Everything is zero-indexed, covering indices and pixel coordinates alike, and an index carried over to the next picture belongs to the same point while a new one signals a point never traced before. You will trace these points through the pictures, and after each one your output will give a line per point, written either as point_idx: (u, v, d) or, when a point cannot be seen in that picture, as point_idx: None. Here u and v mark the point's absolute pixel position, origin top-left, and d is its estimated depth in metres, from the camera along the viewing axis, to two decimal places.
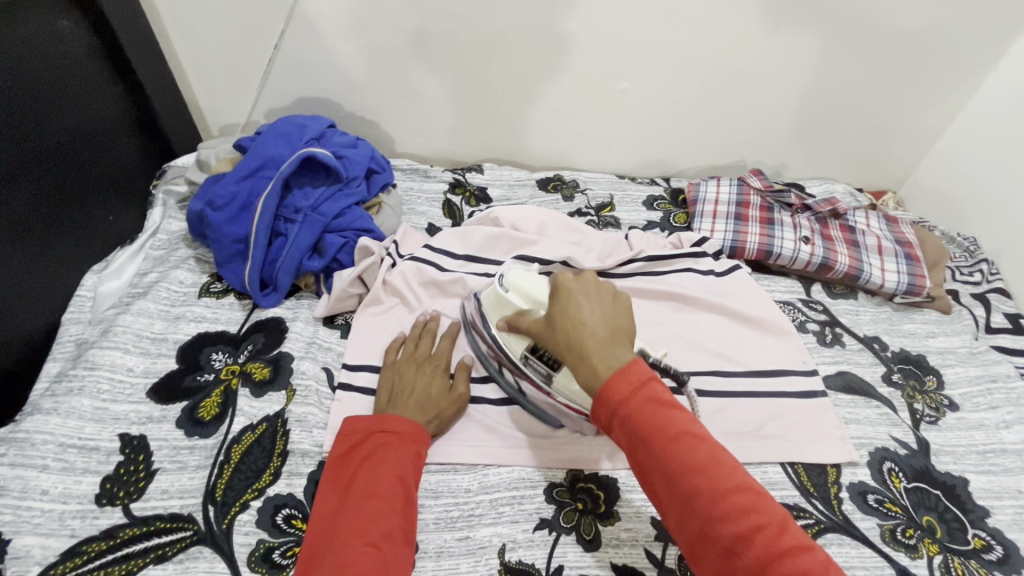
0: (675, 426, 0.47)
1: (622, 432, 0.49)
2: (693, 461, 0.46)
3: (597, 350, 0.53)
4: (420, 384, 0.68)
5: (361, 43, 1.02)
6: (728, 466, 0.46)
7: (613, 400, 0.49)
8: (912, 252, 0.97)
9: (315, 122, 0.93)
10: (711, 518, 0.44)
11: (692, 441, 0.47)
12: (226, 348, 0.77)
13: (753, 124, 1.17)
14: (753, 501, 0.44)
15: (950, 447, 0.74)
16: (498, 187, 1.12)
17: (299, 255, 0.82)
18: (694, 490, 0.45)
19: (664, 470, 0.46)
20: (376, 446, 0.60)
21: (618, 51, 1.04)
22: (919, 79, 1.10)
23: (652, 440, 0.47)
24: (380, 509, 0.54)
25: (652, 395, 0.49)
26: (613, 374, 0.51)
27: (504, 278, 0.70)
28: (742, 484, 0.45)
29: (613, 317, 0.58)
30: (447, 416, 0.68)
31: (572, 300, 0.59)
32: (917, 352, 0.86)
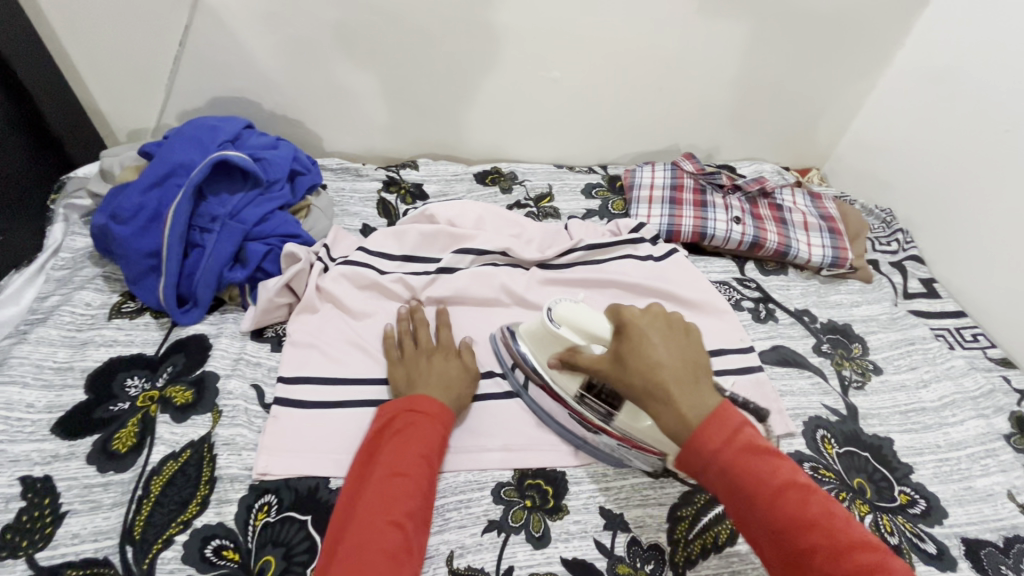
0: (779, 477, 0.48)
1: (721, 481, 0.49)
2: (810, 514, 0.47)
3: (683, 401, 0.51)
4: (437, 364, 0.69)
5: (276, 37, 0.97)
6: (841, 521, 0.47)
7: (713, 451, 0.49)
8: (835, 226, 1.01)
9: (228, 123, 0.87)
10: (829, 573, 0.45)
11: (801, 493, 0.48)
12: (143, 372, 0.71)
13: (684, 108, 1.19)
14: (874, 558, 0.45)
15: (876, 410, 0.78)
16: (434, 183, 1.09)
17: (218, 267, 0.77)
18: (812, 548, 0.46)
19: (776, 523, 0.47)
20: (404, 424, 0.60)
21: (547, 39, 1.03)
22: (835, 59, 1.15)
23: (757, 496, 0.47)
24: (407, 490, 0.55)
25: (748, 442, 0.49)
26: (706, 423, 0.49)
27: (553, 311, 0.62)
28: (859, 540, 0.46)
29: (685, 353, 0.54)
30: (468, 395, 0.68)
31: (647, 340, 0.54)
32: (844, 321, 0.90)
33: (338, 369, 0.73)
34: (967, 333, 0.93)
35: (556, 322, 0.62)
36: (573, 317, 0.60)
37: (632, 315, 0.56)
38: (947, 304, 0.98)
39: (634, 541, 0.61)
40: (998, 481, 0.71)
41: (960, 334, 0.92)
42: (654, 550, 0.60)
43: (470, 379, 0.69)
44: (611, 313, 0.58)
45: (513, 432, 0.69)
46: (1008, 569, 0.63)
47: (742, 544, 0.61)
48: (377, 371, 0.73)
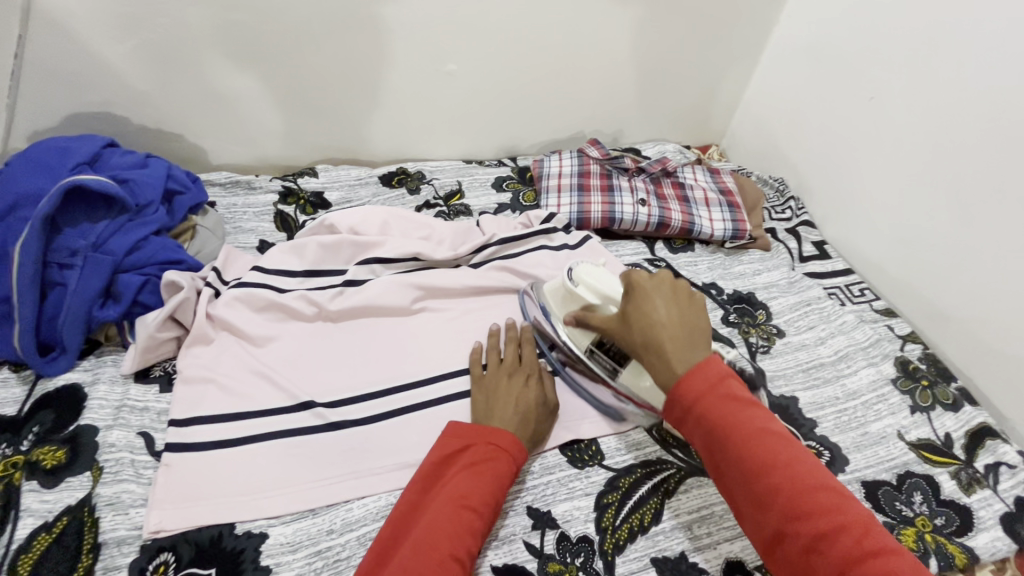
0: (754, 425, 0.49)
1: (699, 426, 0.50)
2: (783, 459, 0.47)
3: (676, 357, 0.53)
4: (523, 395, 0.66)
5: (135, 43, 0.87)
6: (815, 468, 0.48)
7: (692, 395, 0.51)
8: (734, 199, 1.06)
9: (83, 143, 0.78)
10: (790, 517, 0.46)
11: (776, 438, 0.49)
12: (3, 437, 0.62)
13: (586, 95, 1.20)
14: (836, 500, 0.46)
15: (781, 371, 0.82)
16: (336, 190, 1.04)
17: (85, 306, 0.68)
18: (777, 490, 0.47)
19: (745, 466, 0.48)
20: (485, 455, 0.59)
21: (439, 31, 0.99)
22: (720, 39, 1.20)
23: (731, 442, 0.48)
24: (471, 526, 0.54)
25: (729, 392, 0.51)
26: (689, 372, 0.52)
27: (573, 272, 0.69)
28: (823, 483, 0.47)
29: (691, 319, 0.57)
30: (543, 430, 0.67)
31: (648, 299, 0.58)
32: (748, 290, 0.95)
33: (238, 402, 0.67)
34: (856, 288, 1.00)
35: (574, 281, 0.68)
36: (589, 278, 0.67)
37: (638, 276, 0.60)
38: (837, 263, 1.05)
39: (564, 536, 0.60)
40: (889, 423, 0.77)
41: (850, 290, 0.99)
42: (583, 543, 0.60)
43: (546, 414, 0.67)
44: (624, 275, 0.64)
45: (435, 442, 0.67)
46: (902, 504, 0.68)
47: (666, 521, 0.62)
48: (281, 398, 0.68)
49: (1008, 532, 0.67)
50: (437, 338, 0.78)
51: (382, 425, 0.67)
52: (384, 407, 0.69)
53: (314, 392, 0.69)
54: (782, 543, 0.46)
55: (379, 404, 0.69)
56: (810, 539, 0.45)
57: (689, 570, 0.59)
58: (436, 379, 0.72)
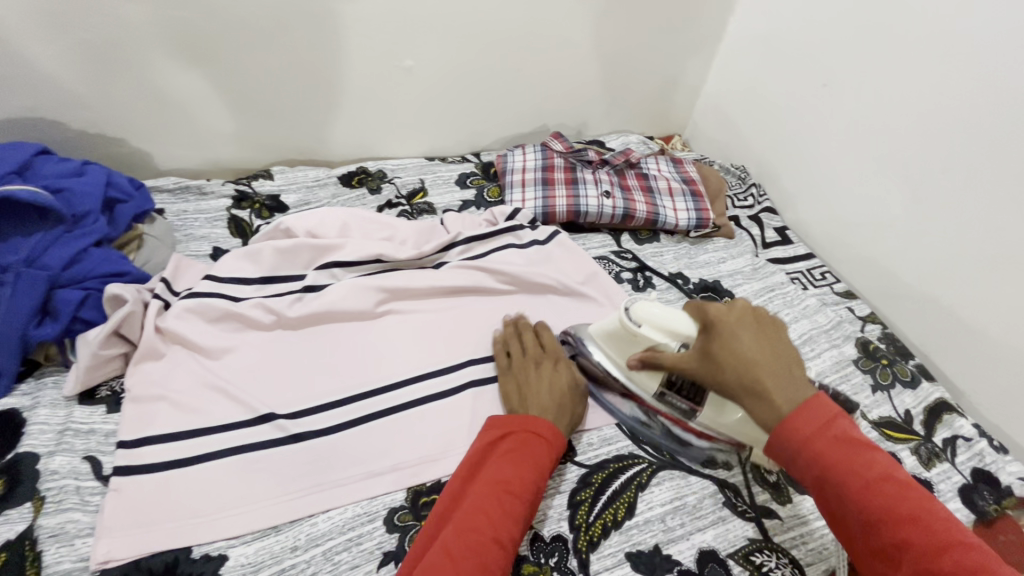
0: (874, 472, 0.49)
1: (807, 471, 0.50)
2: (900, 508, 0.48)
3: (783, 395, 0.51)
4: (555, 379, 0.67)
5: (66, 43, 0.81)
6: (939, 517, 0.48)
7: (798, 437, 0.50)
8: (697, 189, 1.07)
9: (11, 151, 0.73)
10: (924, 569, 0.46)
11: (891, 485, 0.49)
12: None
13: (547, 88, 1.18)
14: (971, 555, 0.46)
15: None
16: (293, 192, 1.00)
17: (18, 326, 0.64)
18: (905, 542, 0.47)
19: (867, 515, 0.48)
20: (520, 441, 0.58)
21: (394, 26, 0.96)
22: (678, 28, 1.20)
23: (851, 492, 0.48)
24: (512, 511, 0.53)
25: (843, 434, 0.50)
26: (797, 414, 0.50)
27: (630, 308, 0.62)
28: (954, 537, 0.46)
29: (772, 346, 0.55)
30: (580, 409, 0.68)
31: (733, 335, 0.55)
32: (713, 279, 0.95)
33: (192, 419, 0.64)
34: (817, 272, 1.02)
35: (636, 320, 0.62)
36: (649, 317, 0.60)
37: (717, 312, 0.57)
38: (799, 248, 1.07)
39: (538, 537, 0.59)
40: (852, 403, 0.79)
41: (811, 274, 1.01)
42: (557, 543, 0.59)
43: (580, 395, 0.68)
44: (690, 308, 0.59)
45: (403, 448, 0.65)
46: None
47: (640, 515, 0.62)
48: (238, 412, 0.65)
49: (966, 503, 0.69)
50: (402, 341, 0.76)
51: (347, 434, 0.65)
52: (348, 415, 0.67)
53: (273, 404, 0.66)
54: None
55: (343, 412, 0.67)
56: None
57: (664, 562, 0.59)
58: (402, 384, 0.71)
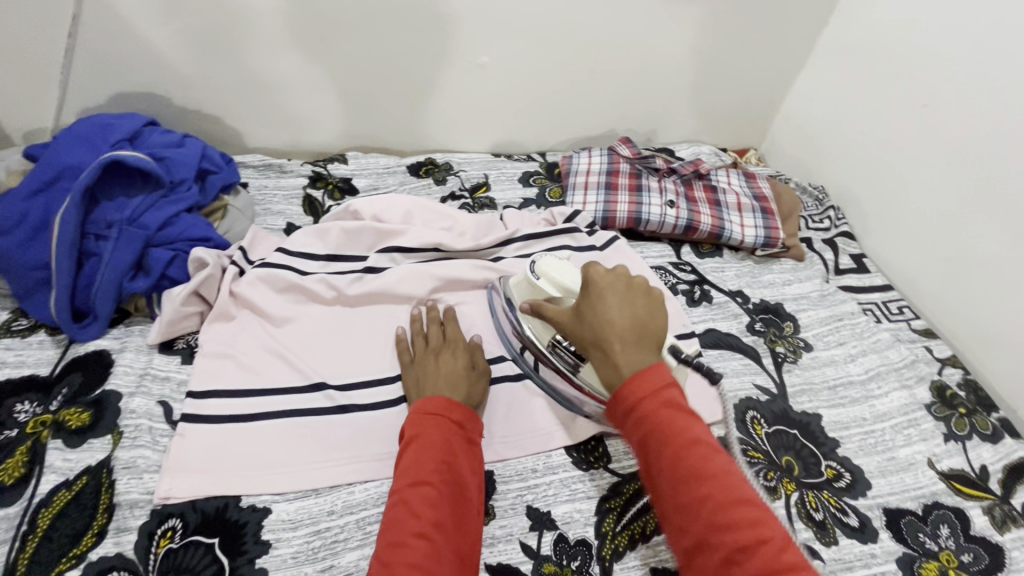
0: (689, 434, 0.50)
1: (637, 429, 0.53)
2: (709, 468, 0.48)
3: (624, 359, 0.55)
4: (455, 364, 0.67)
5: (178, 26, 0.89)
6: (739, 481, 0.48)
7: (638, 394, 0.53)
8: (768, 206, 1.02)
9: (125, 121, 0.81)
10: (715, 524, 0.46)
11: (706, 448, 0.50)
12: (35, 396, 0.65)
13: (622, 92, 1.16)
14: (759, 514, 0.46)
15: (807, 387, 0.79)
16: (364, 177, 1.05)
17: (118, 277, 0.71)
18: (703, 498, 0.47)
19: (675, 470, 0.49)
20: (422, 428, 0.58)
21: (476, 24, 0.98)
22: (767, 38, 1.14)
23: (665, 446, 0.50)
24: (426, 499, 0.52)
25: (671, 400, 0.53)
26: (637, 374, 0.54)
27: (535, 265, 0.70)
28: (747, 497, 0.47)
29: (636, 313, 0.58)
30: (480, 390, 0.67)
31: (602, 298, 0.59)
32: (776, 301, 0.91)
33: (252, 379, 0.68)
34: (893, 306, 0.95)
35: (536, 273, 0.70)
36: (551, 272, 0.68)
37: (598, 275, 0.60)
38: (875, 278, 1.00)
39: (562, 538, 0.59)
40: (919, 450, 0.73)
41: (887, 307, 0.94)
42: (580, 546, 0.59)
43: (478, 377, 0.68)
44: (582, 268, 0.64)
45: None
46: (926, 536, 0.65)
47: None
48: (295, 378, 0.69)
49: None
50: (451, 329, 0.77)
51: (390, 411, 0.68)
52: (393, 394, 0.69)
53: (325, 374, 0.70)
54: (704, 554, 0.46)
55: (388, 391, 0.70)
56: (730, 545, 0.44)
57: None
58: None
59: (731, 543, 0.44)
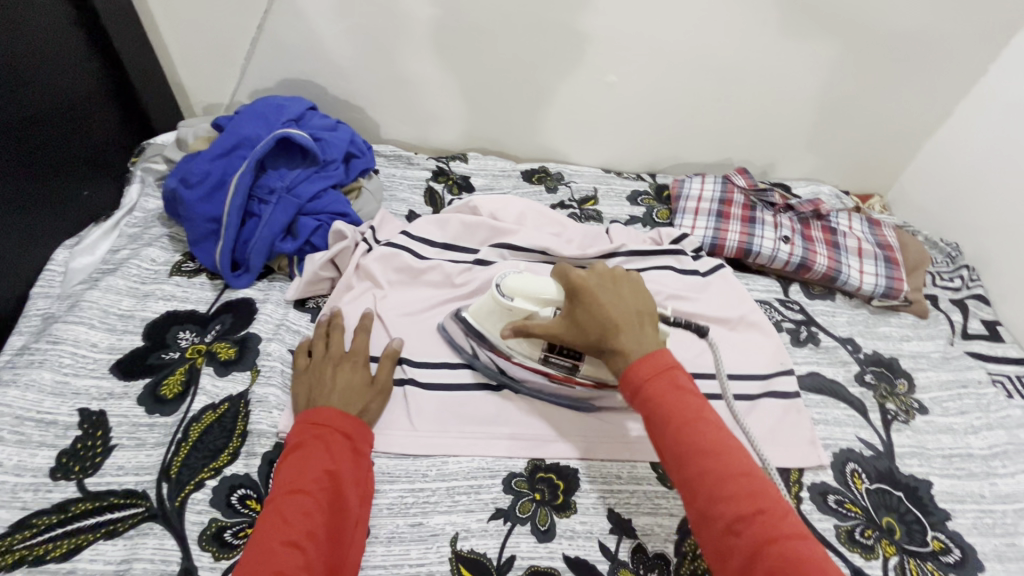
0: (693, 411, 0.50)
1: (641, 407, 0.52)
2: (712, 444, 0.49)
3: (633, 345, 0.55)
4: (349, 374, 0.65)
5: (345, 25, 1.00)
6: (739, 451, 0.49)
7: (645, 375, 0.53)
8: (892, 256, 0.96)
9: (294, 104, 0.92)
10: (714, 497, 0.47)
11: (709, 426, 0.50)
12: (193, 327, 0.76)
13: (746, 122, 1.14)
14: (755, 486, 0.47)
15: (919, 450, 0.74)
16: (482, 177, 1.11)
17: (271, 238, 0.81)
18: (703, 472, 0.48)
19: (679, 448, 0.49)
20: (305, 438, 0.58)
21: (610, 42, 1.01)
22: (912, 80, 1.08)
23: (671, 424, 0.50)
24: (303, 508, 0.52)
25: (674, 380, 0.52)
26: (640, 360, 0.54)
27: (502, 285, 0.67)
28: (744, 470, 0.48)
29: (635, 305, 0.59)
30: (374, 407, 0.65)
31: (594, 297, 0.58)
32: (891, 355, 0.86)
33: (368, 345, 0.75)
34: None
35: (507, 294, 0.66)
36: (523, 290, 0.65)
37: (578, 276, 0.60)
38: (1010, 349, 0.91)
39: (640, 548, 0.60)
40: None
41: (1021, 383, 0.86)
42: (658, 560, 0.59)
43: (375, 393, 0.66)
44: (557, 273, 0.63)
45: (528, 422, 0.69)
46: None
47: None
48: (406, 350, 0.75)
49: None
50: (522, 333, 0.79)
51: (486, 394, 0.71)
52: (492, 378, 0.73)
53: (421, 352, 0.74)
54: (706, 524, 0.47)
55: (486, 375, 0.73)
56: (730, 517, 0.45)
57: None
58: None
59: (732, 516, 0.45)
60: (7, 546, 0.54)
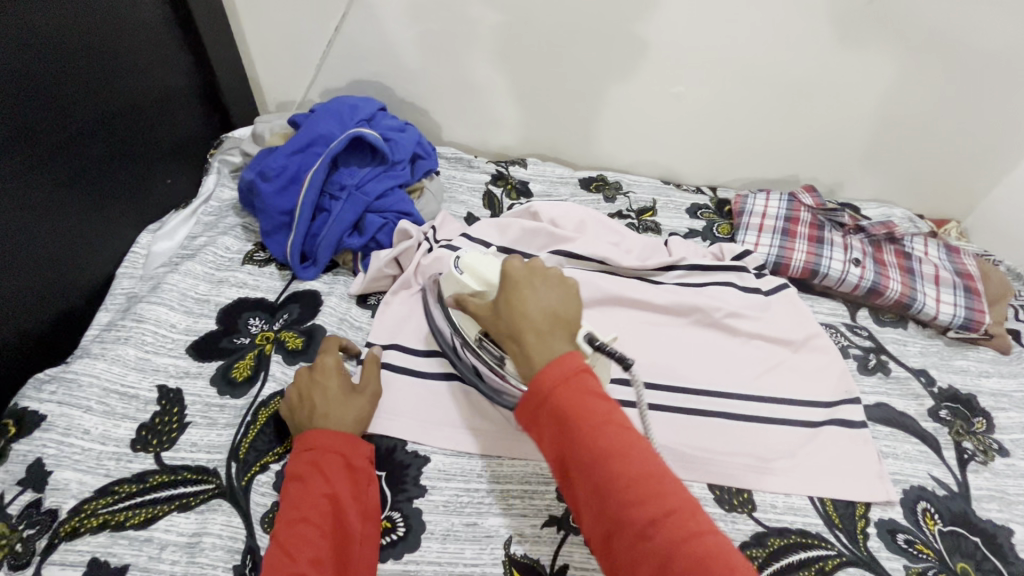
0: (598, 415, 0.48)
1: (549, 419, 0.49)
2: (617, 448, 0.46)
3: (536, 350, 0.52)
4: (338, 387, 0.64)
5: (418, 29, 1.02)
6: (645, 453, 0.47)
7: (549, 384, 0.49)
8: (972, 285, 0.91)
9: (366, 104, 0.95)
10: (624, 502, 0.45)
11: (615, 428, 0.47)
12: (263, 315, 0.79)
13: (815, 138, 1.11)
14: (664, 486, 0.45)
15: (999, 494, 0.69)
16: (540, 183, 1.12)
17: (340, 233, 0.84)
18: (614, 478, 0.45)
19: (588, 453, 0.47)
20: (299, 466, 0.57)
21: (679, 54, 1.00)
22: (1000, 103, 1.02)
23: (579, 429, 0.47)
24: (304, 537, 0.52)
25: (582, 385, 0.49)
26: (546, 366, 0.50)
27: (458, 259, 0.68)
28: (652, 471, 0.46)
29: (558, 311, 0.55)
30: (366, 410, 0.65)
31: (518, 292, 0.56)
32: (968, 391, 0.81)
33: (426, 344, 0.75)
34: None
35: (461, 269, 0.67)
36: (473, 267, 0.66)
37: (509, 267, 0.58)
38: None
39: None
40: None
41: None
42: None
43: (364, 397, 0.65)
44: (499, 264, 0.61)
45: None
46: None
47: None
48: None
49: None
50: None
51: None
52: None
53: None
54: (616, 532, 0.45)
55: None
56: (641, 524, 0.44)
57: None
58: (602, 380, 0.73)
59: (642, 522, 0.43)
60: (91, 509, 0.58)
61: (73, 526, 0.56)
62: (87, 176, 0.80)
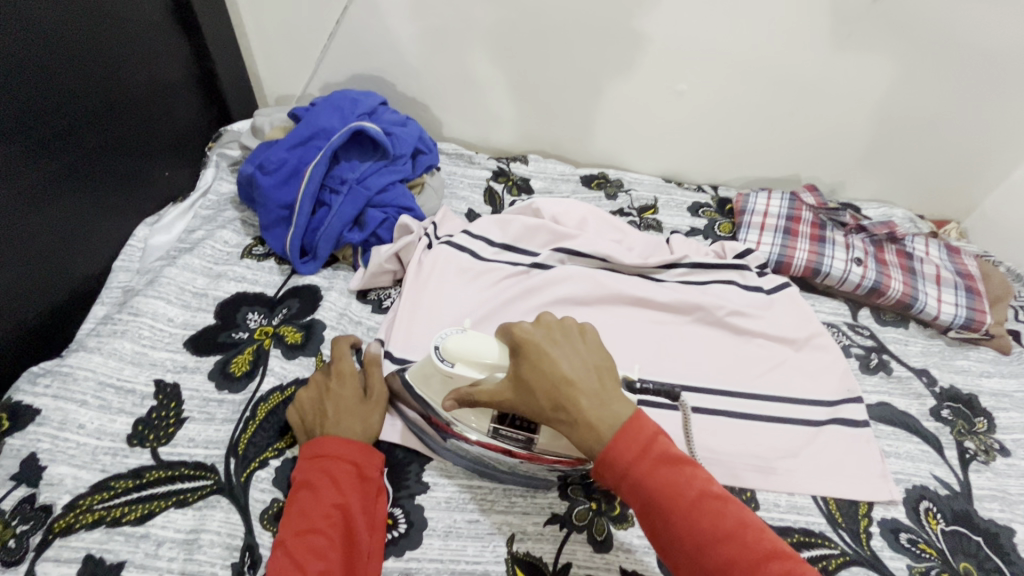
0: (691, 488, 0.44)
1: (633, 497, 0.46)
2: (722, 526, 0.43)
3: (588, 411, 0.49)
4: (350, 394, 0.64)
5: (420, 24, 1.01)
6: (753, 529, 0.43)
7: (623, 460, 0.46)
8: (973, 286, 0.91)
9: (368, 98, 0.94)
10: None
11: (716, 501, 0.44)
12: (261, 309, 0.78)
13: (817, 137, 1.11)
14: (786, 564, 0.41)
15: (1000, 494, 0.69)
16: (541, 180, 1.11)
17: (340, 227, 0.83)
18: (729, 563, 0.41)
19: (689, 536, 0.43)
20: (308, 474, 0.57)
21: (682, 51, 1.00)
22: (1001, 105, 1.02)
23: (671, 509, 0.44)
24: (315, 550, 0.51)
25: (663, 454, 0.46)
26: (615, 435, 0.47)
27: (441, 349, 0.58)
28: (769, 548, 0.42)
29: (593, 366, 0.52)
30: (376, 420, 0.64)
31: (541, 355, 0.52)
32: (969, 391, 0.81)
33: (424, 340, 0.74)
34: None
35: (449, 362, 0.58)
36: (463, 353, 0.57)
37: (521, 333, 0.54)
38: None
39: None
40: None
41: None
42: None
43: (374, 406, 0.64)
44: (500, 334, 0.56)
45: None
46: None
47: None
48: None
49: None
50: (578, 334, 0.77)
51: None
52: None
53: None
54: None
55: None
56: None
57: None
58: None
59: None
60: (87, 505, 0.57)
61: (67, 522, 0.55)
62: (83, 167, 0.79)
